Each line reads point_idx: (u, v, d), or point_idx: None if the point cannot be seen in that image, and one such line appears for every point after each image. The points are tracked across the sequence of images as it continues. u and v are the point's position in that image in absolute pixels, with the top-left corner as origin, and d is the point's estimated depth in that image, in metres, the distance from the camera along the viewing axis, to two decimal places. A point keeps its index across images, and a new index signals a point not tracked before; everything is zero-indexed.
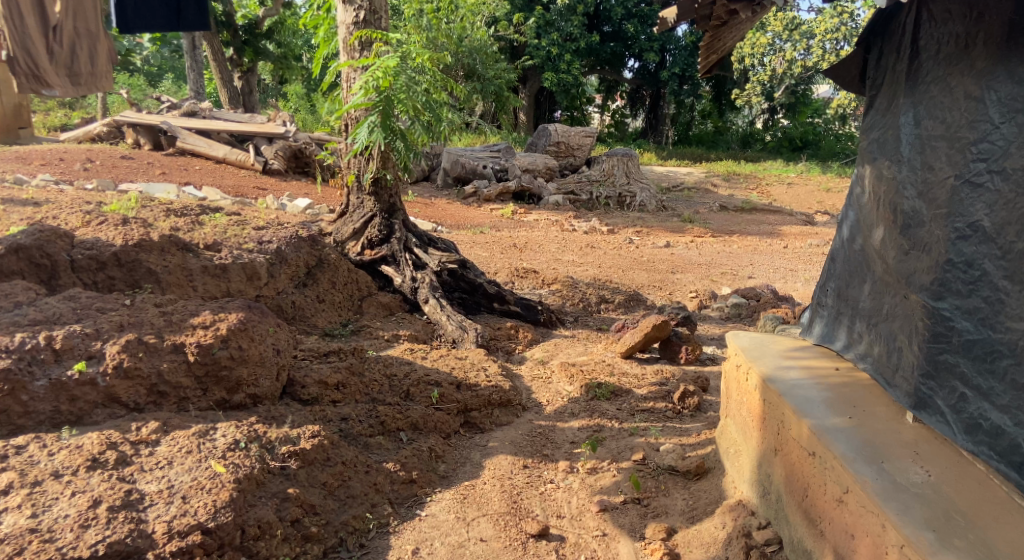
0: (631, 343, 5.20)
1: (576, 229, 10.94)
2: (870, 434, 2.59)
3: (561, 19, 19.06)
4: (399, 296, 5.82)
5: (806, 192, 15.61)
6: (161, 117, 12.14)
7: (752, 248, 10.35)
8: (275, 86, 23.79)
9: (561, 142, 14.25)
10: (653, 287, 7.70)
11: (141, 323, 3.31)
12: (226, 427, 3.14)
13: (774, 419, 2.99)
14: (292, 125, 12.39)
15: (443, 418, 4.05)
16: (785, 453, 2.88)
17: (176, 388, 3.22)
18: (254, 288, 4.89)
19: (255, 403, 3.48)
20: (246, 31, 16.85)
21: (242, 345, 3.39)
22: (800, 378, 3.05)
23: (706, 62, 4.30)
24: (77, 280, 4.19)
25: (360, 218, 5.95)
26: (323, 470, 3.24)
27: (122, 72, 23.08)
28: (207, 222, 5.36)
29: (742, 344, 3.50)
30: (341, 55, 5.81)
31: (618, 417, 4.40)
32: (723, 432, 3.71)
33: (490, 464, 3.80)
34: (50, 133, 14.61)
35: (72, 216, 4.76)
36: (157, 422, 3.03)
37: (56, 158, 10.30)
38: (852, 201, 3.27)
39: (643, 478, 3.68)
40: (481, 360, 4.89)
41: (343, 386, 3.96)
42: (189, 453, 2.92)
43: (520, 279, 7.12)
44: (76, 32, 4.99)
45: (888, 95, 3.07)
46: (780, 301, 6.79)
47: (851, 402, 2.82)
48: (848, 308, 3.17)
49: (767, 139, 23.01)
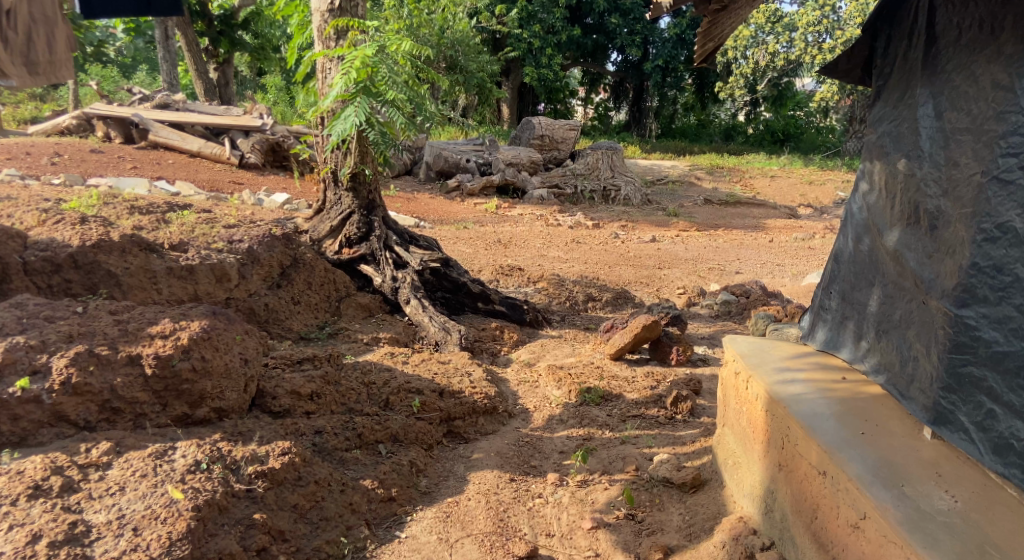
0: (620, 345, 4.98)
1: (561, 224, 10.74)
2: (887, 453, 2.38)
3: (544, 11, 18.82)
4: (379, 296, 5.56)
5: (789, 185, 15.51)
6: (132, 109, 11.74)
7: (738, 243, 10.21)
8: (254, 77, 23.29)
9: (544, 135, 13.96)
10: (640, 284, 7.50)
11: (93, 334, 3.04)
12: (187, 446, 2.89)
13: (777, 432, 2.78)
14: (269, 117, 12.17)
15: (425, 428, 3.81)
16: (789, 470, 2.67)
17: (131, 404, 2.97)
18: (224, 290, 4.67)
19: (220, 417, 3.22)
20: (222, 21, 16.48)
21: (206, 355, 3.14)
22: (805, 388, 2.84)
23: (703, 50, 4.10)
24: (31, 283, 3.91)
25: (338, 215, 5.66)
26: (294, 491, 3.00)
27: (94, 64, 22.50)
28: (174, 220, 5.09)
29: (739, 350, 3.29)
30: (315, 43, 5.58)
31: (609, 424, 4.19)
32: (720, 442, 3.49)
33: (476, 478, 3.57)
34: (19, 126, 14.15)
35: (27, 214, 4.44)
36: (109, 442, 2.78)
37: (22, 152, 9.91)
38: (858, 198, 3.08)
39: (636, 491, 3.47)
40: (465, 364, 4.65)
41: (318, 396, 3.69)
42: (143, 477, 2.67)
43: (505, 277, 6.87)
44: (33, 17, 4.48)
45: (900, 84, 2.87)
46: (770, 298, 6.58)
47: (862, 416, 2.61)
48: (855, 314, 2.98)
49: (750, 132, 23.04)
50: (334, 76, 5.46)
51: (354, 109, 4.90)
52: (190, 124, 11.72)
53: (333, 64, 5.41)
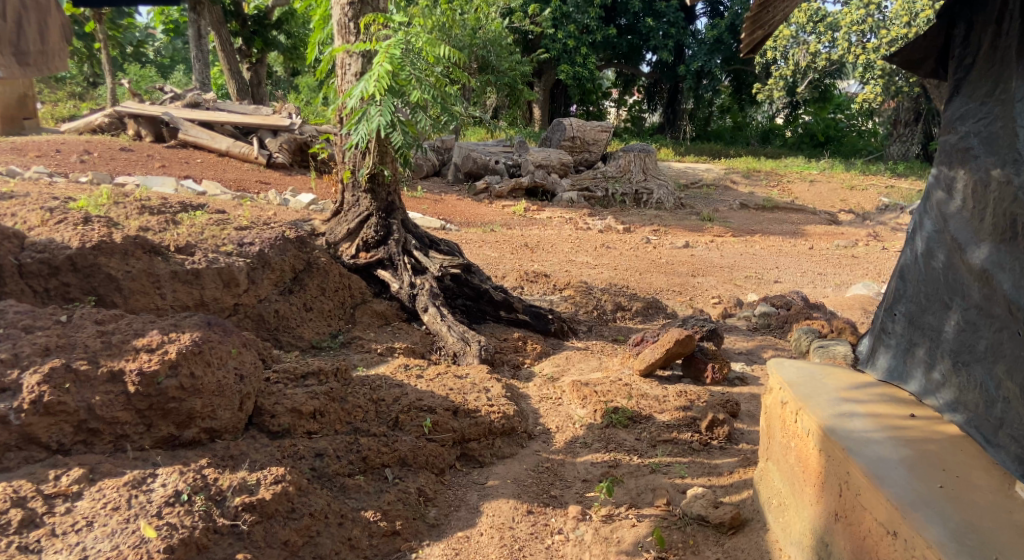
0: (651, 360, 4.63)
1: (590, 228, 10.38)
2: (973, 517, 2.01)
3: (578, 11, 18.46)
4: (397, 303, 5.25)
5: (829, 190, 14.90)
6: (162, 108, 11.61)
7: (776, 250, 9.74)
8: (288, 77, 23.33)
9: (576, 136, 13.56)
10: (673, 292, 7.14)
11: (73, 346, 2.79)
12: (168, 473, 2.63)
13: (833, 476, 2.41)
14: (298, 117, 11.97)
15: (436, 451, 3.50)
16: (849, 523, 2.29)
17: (111, 425, 2.71)
18: (232, 296, 4.43)
19: (212, 438, 2.95)
20: (256, 21, 16.42)
21: (195, 372, 2.87)
22: (867, 427, 2.46)
23: (750, 38, 3.70)
24: (26, 287, 3.65)
25: (356, 217, 5.37)
26: (286, 525, 2.71)
27: (133, 63, 22.72)
28: (185, 220, 4.85)
29: (787, 378, 2.93)
30: (335, 38, 5.25)
31: (637, 450, 3.84)
32: (765, 479, 3.13)
33: (489, 509, 3.25)
34: (55, 124, 14.18)
35: (31, 213, 4.20)
36: (81, 469, 2.53)
37: (52, 149, 9.84)
38: (930, 208, 2.72)
39: (668, 531, 3.11)
40: (484, 379, 4.32)
41: (320, 414, 3.40)
42: (115, 511, 2.42)
43: (529, 283, 6.54)
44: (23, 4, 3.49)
45: (988, 75, 2.53)
46: (813, 310, 6.15)
47: (939, 465, 2.24)
48: (926, 340, 2.61)
49: (788, 135, 22.43)
50: (354, 73, 5.14)
51: (376, 109, 4.60)
52: (219, 123, 11.56)
53: (353, 59, 5.09)
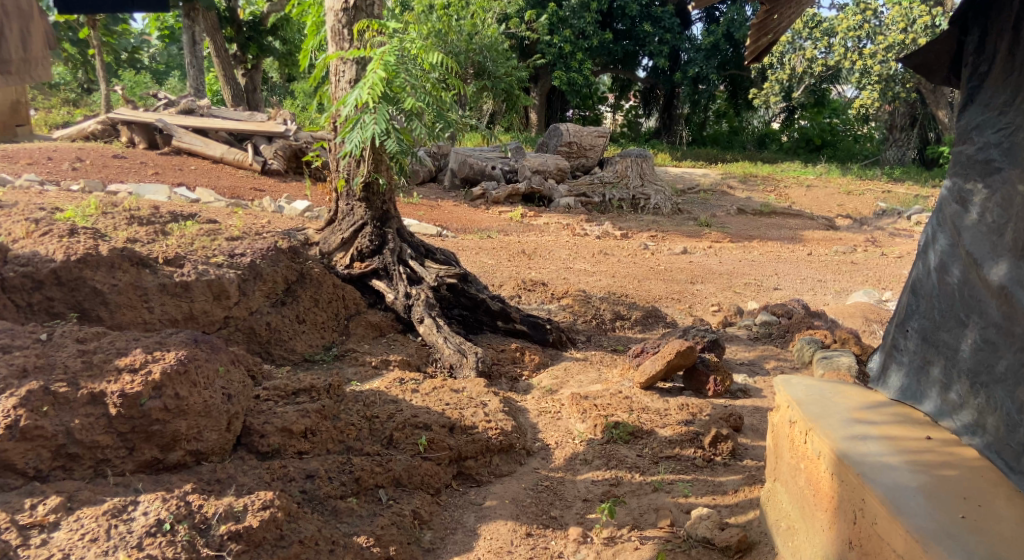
0: (651, 373, 4.52)
1: (587, 234, 10.29)
2: (998, 550, 1.90)
3: (575, 16, 18.38)
4: (391, 314, 5.13)
5: (826, 195, 14.83)
6: (156, 114, 11.48)
7: (775, 256, 9.65)
8: (283, 83, 23.24)
9: (573, 141, 13.47)
10: (672, 300, 7.03)
11: (52, 366, 2.67)
12: (150, 501, 2.52)
13: (847, 503, 2.31)
14: (293, 123, 11.81)
15: (432, 470, 3.38)
16: (865, 553, 2.19)
17: (92, 449, 2.60)
18: (221, 308, 4.31)
19: (198, 461, 2.83)
20: (251, 27, 16.33)
21: (180, 392, 2.75)
22: (882, 452, 2.35)
23: (756, 45, 3.62)
24: (9, 302, 3.58)
25: (350, 226, 5.24)
26: (274, 554, 2.59)
27: (127, 69, 22.60)
28: (174, 230, 4.74)
29: (796, 396, 2.81)
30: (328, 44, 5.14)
31: (639, 467, 3.73)
32: (773, 501, 3.01)
33: (486, 531, 3.14)
34: (48, 131, 14.07)
35: (15, 224, 4.08)
36: (59, 497, 2.41)
37: (44, 157, 9.71)
38: (944, 222, 2.63)
39: (672, 554, 3.00)
40: (480, 393, 4.20)
41: (312, 433, 3.29)
42: (93, 542, 2.31)
43: (527, 292, 6.42)
44: None
45: (1007, 83, 2.46)
46: (815, 319, 6.04)
47: (961, 493, 2.13)
48: (942, 358, 2.52)
49: (784, 139, 22.36)
50: (348, 80, 5.04)
51: (370, 116, 4.47)
52: (212, 129, 11.43)
53: (347, 66, 4.99)
